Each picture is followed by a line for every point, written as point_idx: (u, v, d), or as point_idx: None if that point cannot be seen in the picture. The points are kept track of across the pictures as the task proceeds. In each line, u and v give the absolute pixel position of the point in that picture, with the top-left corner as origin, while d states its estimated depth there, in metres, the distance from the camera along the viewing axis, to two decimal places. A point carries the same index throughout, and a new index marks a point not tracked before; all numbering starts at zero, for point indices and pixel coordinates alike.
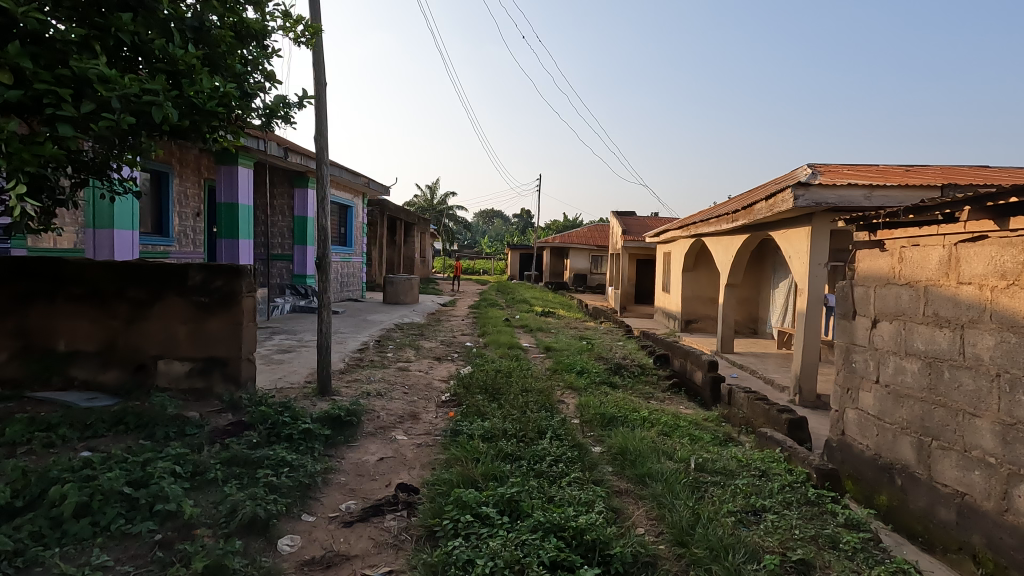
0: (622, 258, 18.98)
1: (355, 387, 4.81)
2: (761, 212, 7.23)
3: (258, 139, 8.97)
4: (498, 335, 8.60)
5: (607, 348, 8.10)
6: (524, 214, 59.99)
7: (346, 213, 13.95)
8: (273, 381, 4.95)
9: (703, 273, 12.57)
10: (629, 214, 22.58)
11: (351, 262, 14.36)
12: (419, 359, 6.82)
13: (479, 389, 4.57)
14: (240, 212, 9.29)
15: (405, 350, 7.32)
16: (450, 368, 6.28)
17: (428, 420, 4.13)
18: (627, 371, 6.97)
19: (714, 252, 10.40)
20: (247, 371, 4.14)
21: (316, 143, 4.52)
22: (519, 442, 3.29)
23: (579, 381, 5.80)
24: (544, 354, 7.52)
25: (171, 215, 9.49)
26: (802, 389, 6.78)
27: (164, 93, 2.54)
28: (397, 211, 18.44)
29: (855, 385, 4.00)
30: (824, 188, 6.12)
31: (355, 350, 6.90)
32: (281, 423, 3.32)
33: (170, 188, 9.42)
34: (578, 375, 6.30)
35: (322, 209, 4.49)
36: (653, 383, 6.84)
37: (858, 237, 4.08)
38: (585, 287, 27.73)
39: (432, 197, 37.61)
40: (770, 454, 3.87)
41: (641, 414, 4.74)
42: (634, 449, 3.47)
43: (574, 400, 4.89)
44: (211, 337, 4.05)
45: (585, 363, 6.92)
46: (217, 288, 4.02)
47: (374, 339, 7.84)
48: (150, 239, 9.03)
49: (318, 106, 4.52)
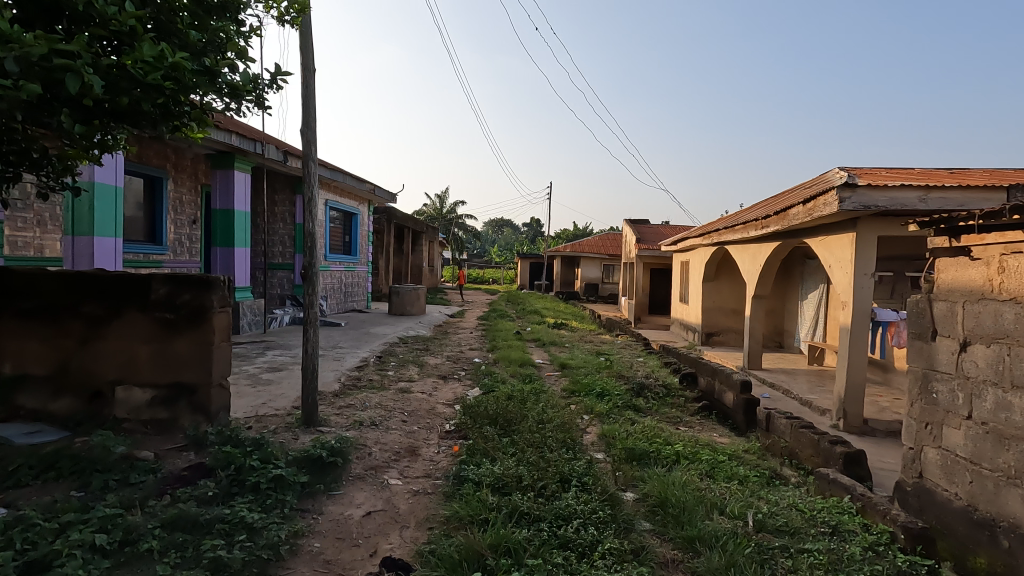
0: (636, 268, 18.36)
1: (347, 415, 4.23)
2: (797, 217, 6.61)
3: (254, 142, 8.50)
4: (509, 351, 7.98)
5: (627, 365, 7.47)
6: (534, 224, 59.56)
7: (353, 220, 13.61)
8: (255, 407, 4.39)
9: (725, 284, 11.91)
10: (643, 223, 21.98)
11: (357, 271, 13.86)
12: (423, 378, 6.24)
13: (488, 419, 3.97)
14: (237, 218, 8.82)
15: (409, 368, 6.75)
16: (457, 389, 5.69)
17: (428, 457, 3.54)
18: (651, 392, 6.35)
19: (739, 261, 9.75)
20: (218, 400, 3.56)
21: (303, 138, 3.97)
22: (537, 496, 2.67)
23: (600, 406, 5.19)
24: (559, 372, 6.90)
25: (165, 223, 9.04)
26: (848, 413, 6.10)
27: (88, 59, 2.00)
28: (405, 219, 18.01)
29: (937, 420, 3.35)
30: (873, 190, 5.48)
31: (353, 368, 6.34)
32: (247, 467, 2.73)
33: (164, 194, 8.98)
34: (598, 397, 5.69)
35: (309, 212, 3.93)
36: (680, 406, 6.20)
37: (936, 243, 3.45)
38: (597, 297, 27.09)
39: (441, 206, 37.27)
40: (836, 504, 3.22)
41: (675, 448, 4.11)
42: (678, 502, 2.86)
43: (597, 431, 4.28)
44: (177, 360, 3.48)
45: (604, 383, 6.30)
46: (185, 304, 3.46)
47: (376, 355, 7.27)
48: (141, 247, 8.56)
49: (306, 97, 3.99)
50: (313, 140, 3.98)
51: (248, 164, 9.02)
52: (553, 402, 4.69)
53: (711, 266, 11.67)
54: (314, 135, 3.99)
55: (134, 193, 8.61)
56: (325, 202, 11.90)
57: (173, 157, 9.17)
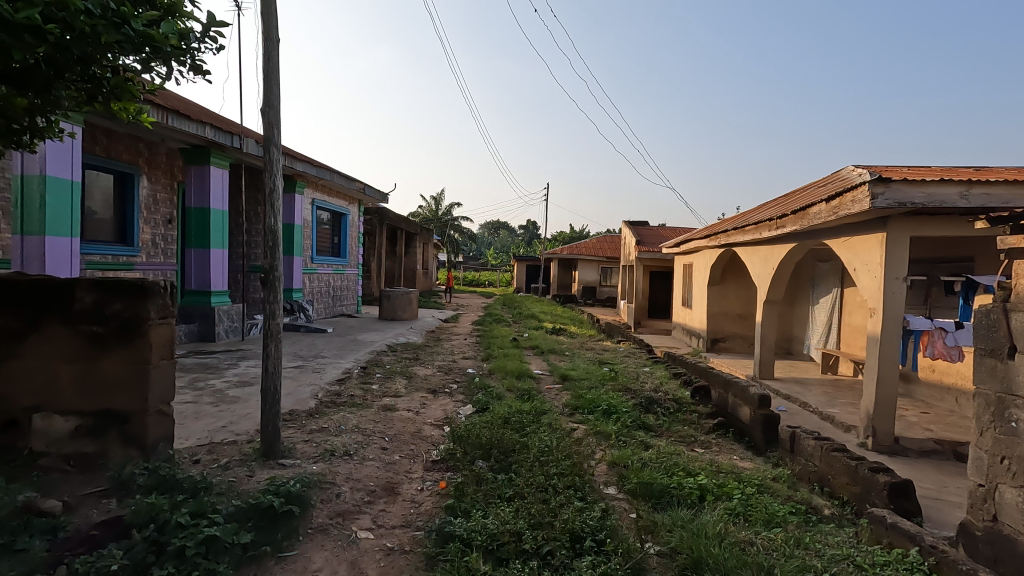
0: (636, 270, 17.82)
1: (317, 442, 3.64)
2: (819, 215, 6.08)
3: (232, 135, 7.93)
4: (505, 360, 7.39)
5: (633, 377, 6.91)
6: (530, 226, 59.05)
7: (341, 221, 13.01)
8: (212, 432, 3.78)
9: (732, 287, 11.37)
10: (642, 225, 21.48)
11: (346, 274, 13.26)
12: (410, 393, 5.65)
13: (481, 449, 3.41)
14: (214, 218, 8.22)
15: (395, 380, 6.16)
16: (447, 407, 5.11)
17: (410, 498, 2.96)
18: (661, 409, 5.81)
19: (748, 263, 9.21)
20: (157, 428, 2.97)
21: (263, 119, 3.40)
22: (543, 567, 2.09)
23: (608, 426, 4.63)
24: (560, 385, 6.32)
25: (136, 223, 8.44)
26: (877, 431, 5.56)
27: None
28: (397, 220, 17.40)
29: (1017, 454, 2.80)
30: (908, 184, 4.94)
31: (334, 381, 5.75)
32: (173, 525, 2.14)
33: (136, 192, 8.40)
34: (605, 416, 5.13)
35: (270, 206, 3.35)
36: (693, 423, 5.65)
37: (1010, 242, 2.92)
38: (595, 299, 26.52)
39: (437, 207, 36.73)
40: (901, 559, 2.67)
41: (698, 481, 3.54)
42: (716, 563, 2.29)
43: (606, 461, 3.71)
44: (107, 383, 2.89)
45: (610, 398, 5.73)
46: (116, 315, 2.87)
47: (360, 365, 6.68)
48: (108, 249, 7.97)
49: (268, 72, 3.41)
50: (275, 123, 3.41)
51: (226, 160, 8.46)
52: (556, 425, 4.09)
53: (716, 269, 11.12)
54: (276, 117, 3.42)
55: (102, 190, 8.02)
56: (312, 202, 11.30)
57: (146, 152, 8.58)
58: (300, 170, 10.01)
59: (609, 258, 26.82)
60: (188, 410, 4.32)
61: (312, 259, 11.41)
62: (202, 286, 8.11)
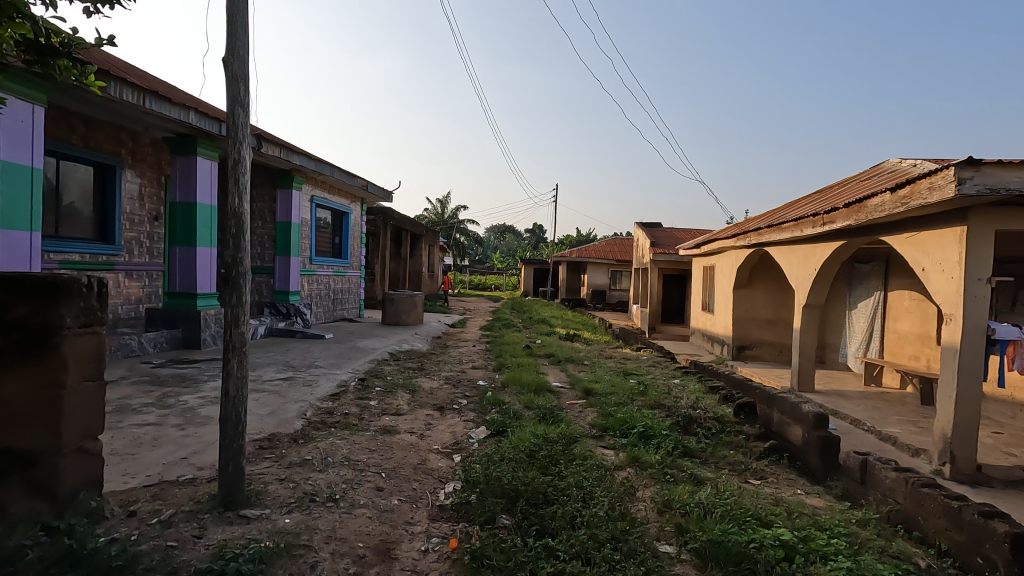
0: (650, 273, 17.04)
1: (297, 481, 2.89)
2: (884, 206, 5.30)
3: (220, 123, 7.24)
4: (520, 371, 6.63)
5: (665, 390, 6.15)
6: (536, 230, 58.43)
7: (343, 220, 12.32)
8: (166, 467, 3.04)
9: (760, 290, 10.57)
10: (655, 226, 20.71)
11: (347, 276, 12.57)
12: (413, 411, 4.91)
13: (503, 496, 2.68)
14: (200, 213, 7.50)
15: (397, 395, 5.40)
16: (456, 429, 4.36)
17: (412, 567, 2.22)
18: (701, 429, 5.06)
19: (783, 263, 8.42)
20: (74, 472, 2.24)
21: (225, 71, 2.62)
22: None
23: (647, 454, 3.89)
24: (584, 401, 5.54)
25: (118, 220, 7.77)
26: (956, 457, 4.76)
27: None
28: (403, 221, 16.75)
29: None
30: (1004, 168, 4.17)
31: (326, 397, 5.02)
32: None
33: (118, 185, 7.74)
34: (641, 440, 4.38)
35: (233, 183, 2.58)
36: (740, 447, 4.89)
37: None
38: (604, 303, 25.72)
39: (443, 210, 36.23)
40: None
41: (776, 532, 2.79)
42: None
43: (655, 506, 2.97)
44: (5, 413, 2.15)
45: (644, 418, 4.96)
46: (17, 322, 2.13)
47: (358, 377, 5.95)
48: (86, 247, 7.29)
49: (230, 9, 2.63)
50: (240, 76, 2.64)
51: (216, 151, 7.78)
52: (595, 462, 3.34)
53: (744, 271, 10.32)
54: (241, 69, 2.65)
55: (80, 182, 7.36)
56: (310, 199, 10.60)
57: (130, 143, 7.92)
58: (297, 163, 9.24)
59: (619, 262, 26.03)
60: (146, 435, 3.59)
61: (310, 260, 10.70)
62: (187, 288, 7.41)
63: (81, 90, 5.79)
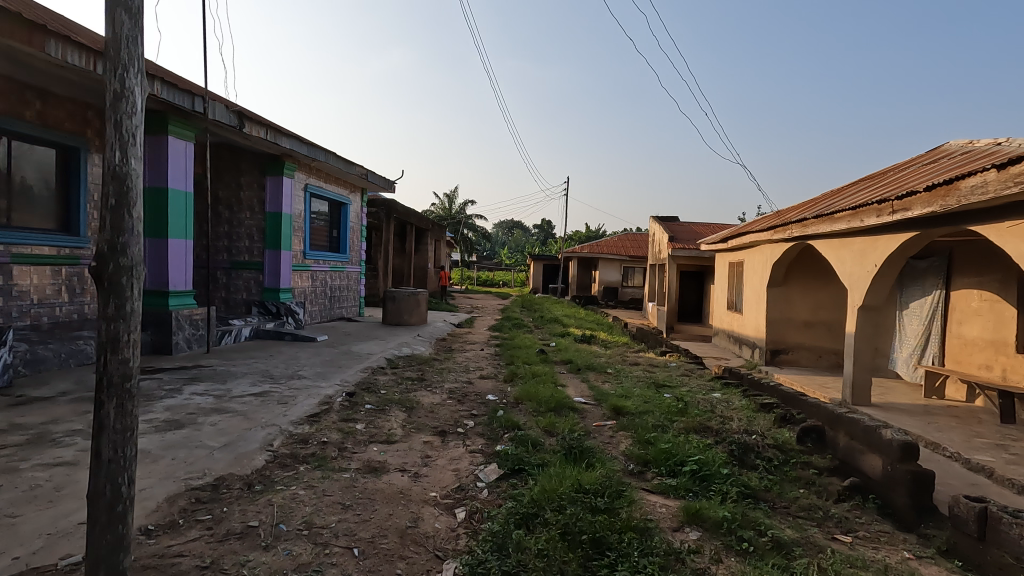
0: (669, 270, 16.02)
1: (226, 573, 1.99)
2: (987, 188, 4.31)
3: (194, 98, 6.35)
4: (535, 384, 5.68)
5: (708, 409, 5.19)
6: (545, 225, 57.43)
7: (340, 211, 11.41)
8: (49, 543, 2.16)
9: (797, 289, 9.55)
10: (672, 220, 19.68)
11: (346, 272, 11.69)
12: (407, 438, 3.99)
13: None
14: (171, 200, 6.59)
15: (389, 416, 4.47)
16: (460, 467, 3.43)
17: None
18: (760, 461, 4.12)
19: (835, 259, 7.40)
20: None
21: None
22: None
23: (711, 508, 2.95)
24: (615, 425, 4.60)
25: (85, 209, 6.93)
26: None
27: None
28: (407, 214, 15.85)
29: None
30: None
31: (302, 420, 4.11)
32: None
33: (83, 169, 6.89)
34: (694, 481, 3.44)
35: (113, 132, 1.66)
36: (812, 485, 3.94)
37: None
38: (617, 301, 24.71)
39: (450, 205, 35.44)
40: None
41: None
42: None
43: None
44: None
45: (692, 448, 4.02)
46: None
47: (345, 391, 5.04)
48: (46, 239, 6.45)
49: None
50: None
51: (192, 131, 6.91)
52: (653, 537, 2.41)
53: (781, 267, 9.32)
54: None
55: (40, 165, 6.52)
56: (304, 188, 9.70)
57: (97, 123, 7.06)
58: (286, 147, 8.34)
59: (632, 257, 24.99)
60: (47, 484, 2.69)
61: (304, 255, 9.81)
62: (159, 285, 6.53)
63: (21, 53, 4.92)
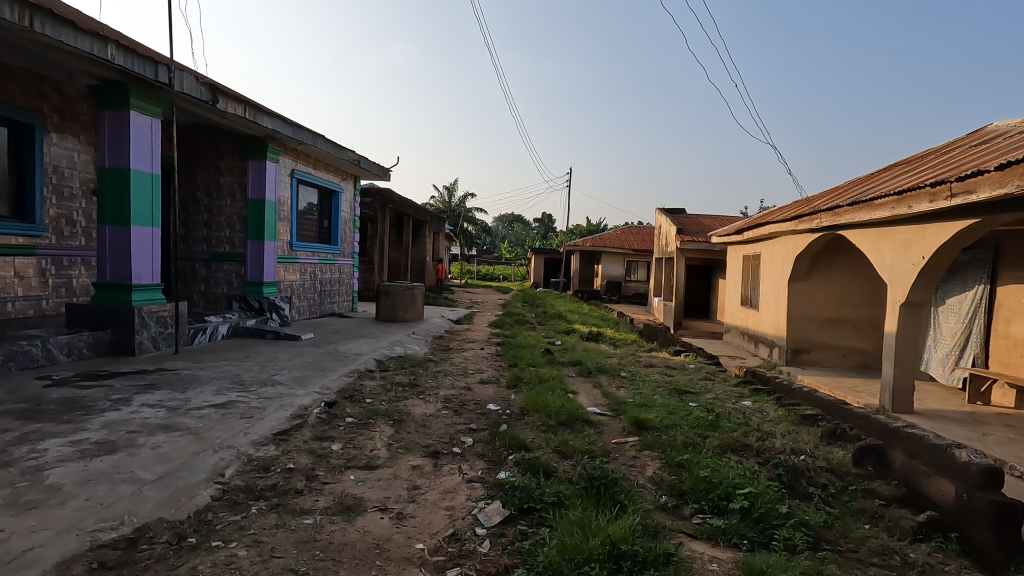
0: (678, 264, 15.33)
1: None
2: None
3: (158, 66, 5.63)
4: (543, 391, 4.99)
5: (742, 422, 4.52)
6: (546, 219, 56.65)
7: (331, 200, 10.70)
8: None
9: (821, 283, 8.84)
10: (680, 212, 18.94)
11: (338, 265, 11.00)
12: (393, 462, 3.32)
13: None
14: (134, 183, 5.90)
15: (373, 433, 3.79)
16: (455, 504, 2.76)
17: None
18: (814, 489, 3.45)
19: (873, 251, 6.69)
20: None
21: None
22: None
23: (780, 566, 2.27)
24: (638, 443, 3.93)
25: (40, 193, 6.21)
26: None
27: None
28: (405, 205, 15.15)
29: None
30: None
31: (267, 440, 3.43)
32: None
33: (39, 148, 6.16)
34: (745, 521, 2.77)
35: None
36: (880, 520, 3.26)
37: None
38: (620, 296, 24.02)
39: (450, 197, 34.66)
40: None
41: None
42: None
43: None
44: None
45: (735, 473, 3.34)
46: None
47: (323, 401, 4.37)
48: None
49: None
50: None
51: (159, 107, 6.20)
52: None
53: (804, 259, 8.63)
54: None
55: None
56: (291, 173, 9.00)
57: (54, 97, 6.34)
58: (269, 128, 7.63)
59: (637, 251, 24.26)
60: None
61: (291, 247, 9.12)
62: (121, 278, 5.84)
63: None
